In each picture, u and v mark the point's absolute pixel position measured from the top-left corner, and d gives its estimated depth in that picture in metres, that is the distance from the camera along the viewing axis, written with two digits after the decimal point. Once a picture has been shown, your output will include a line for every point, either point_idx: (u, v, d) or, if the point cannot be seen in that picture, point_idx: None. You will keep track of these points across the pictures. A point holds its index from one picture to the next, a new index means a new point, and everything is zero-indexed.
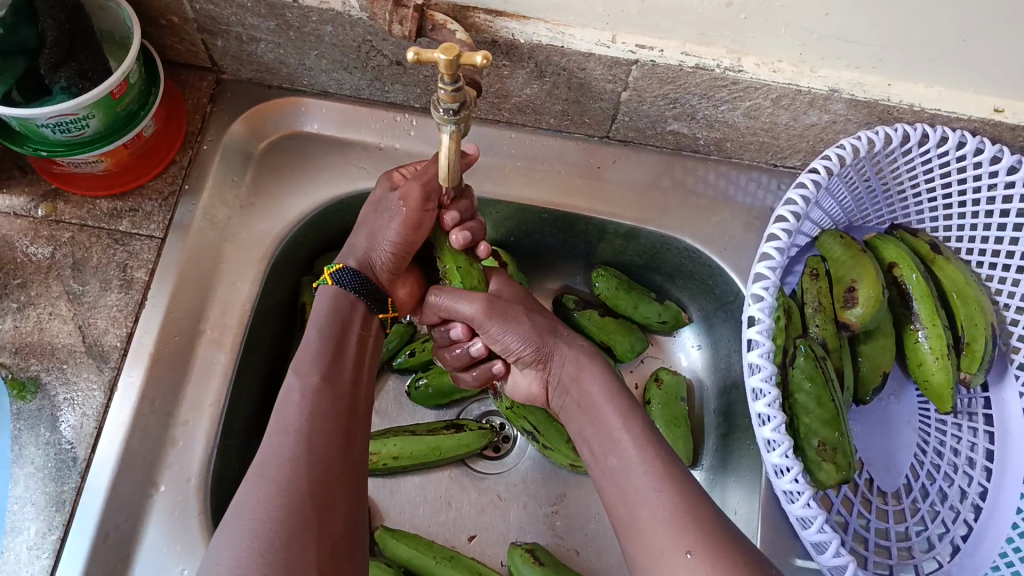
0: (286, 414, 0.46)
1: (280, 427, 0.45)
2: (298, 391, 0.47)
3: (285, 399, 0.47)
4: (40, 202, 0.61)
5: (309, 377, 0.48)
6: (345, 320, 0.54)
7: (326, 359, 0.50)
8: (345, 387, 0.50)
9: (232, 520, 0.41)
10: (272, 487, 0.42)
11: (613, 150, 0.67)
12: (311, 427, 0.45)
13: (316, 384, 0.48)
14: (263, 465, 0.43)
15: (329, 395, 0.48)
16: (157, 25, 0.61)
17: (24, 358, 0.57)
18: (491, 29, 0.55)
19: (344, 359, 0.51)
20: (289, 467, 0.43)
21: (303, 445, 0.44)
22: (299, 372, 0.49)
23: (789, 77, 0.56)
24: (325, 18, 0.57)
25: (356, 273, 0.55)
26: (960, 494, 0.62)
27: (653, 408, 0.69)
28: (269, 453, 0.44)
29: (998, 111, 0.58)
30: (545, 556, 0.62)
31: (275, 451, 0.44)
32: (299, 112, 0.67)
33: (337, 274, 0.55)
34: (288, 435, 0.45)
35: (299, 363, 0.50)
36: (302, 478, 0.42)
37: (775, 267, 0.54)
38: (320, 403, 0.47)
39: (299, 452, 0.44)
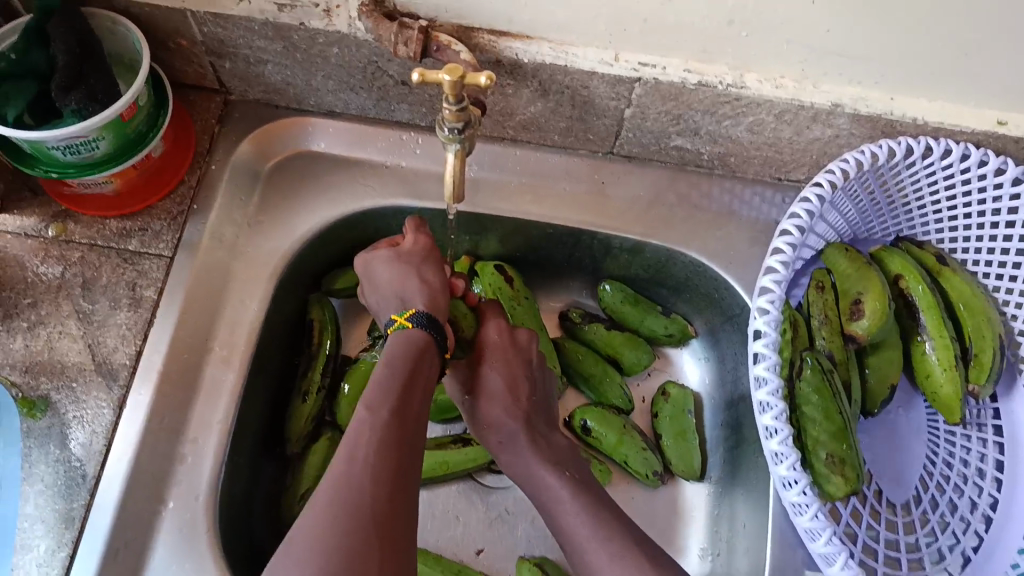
0: (355, 444, 0.45)
1: (348, 457, 0.44)
2: (369, 423, 0.46)
3: (353, 430, 0.46)
4: (51, 223, 0.62)
5: (379, 411, 0.47)
6: (421, 354, 0.51)
7: (398, 388, 0.48)
8: (411, 420, 0.48)
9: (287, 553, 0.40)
10: (339, 521, 0.41)
11: (618, 166, 0.67)
12: (378, 461, 0.44)
13: (386, 418, 0.46)
14: (326, 496, 0.42)
15: (397, 430, 0.46)
16: (167, 48, 0.62)
17: (35, 376, 0.58)
18: (495, 49, 0.56)
19: (414, 394, 0.49)
20: (354, 496, 0.42)
21: (369, 478, 0.43)
22: (370, 404, 0.47)
23: (791, 92, 0.57)
24: (332, 40, 0.58)
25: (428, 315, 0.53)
26: (971, 505, 0.61)
27: (661, 422, 0.69)
28: (335, 483, 0.43)
29: (1000, 123, 0.58)
30: (555, 573, 0.62)
31: (341, 482, 0.43)
32: (306, 131, 0.68)
33: (412, 317, 0.52)
34: (356, 466, 0.43)
35: (370, 394, 0.48)
36: (368, 514, 0.41)
37: (781, 281, 0.54)
38: (390, 438, 0.45)
39: (366, 485, 0.43)
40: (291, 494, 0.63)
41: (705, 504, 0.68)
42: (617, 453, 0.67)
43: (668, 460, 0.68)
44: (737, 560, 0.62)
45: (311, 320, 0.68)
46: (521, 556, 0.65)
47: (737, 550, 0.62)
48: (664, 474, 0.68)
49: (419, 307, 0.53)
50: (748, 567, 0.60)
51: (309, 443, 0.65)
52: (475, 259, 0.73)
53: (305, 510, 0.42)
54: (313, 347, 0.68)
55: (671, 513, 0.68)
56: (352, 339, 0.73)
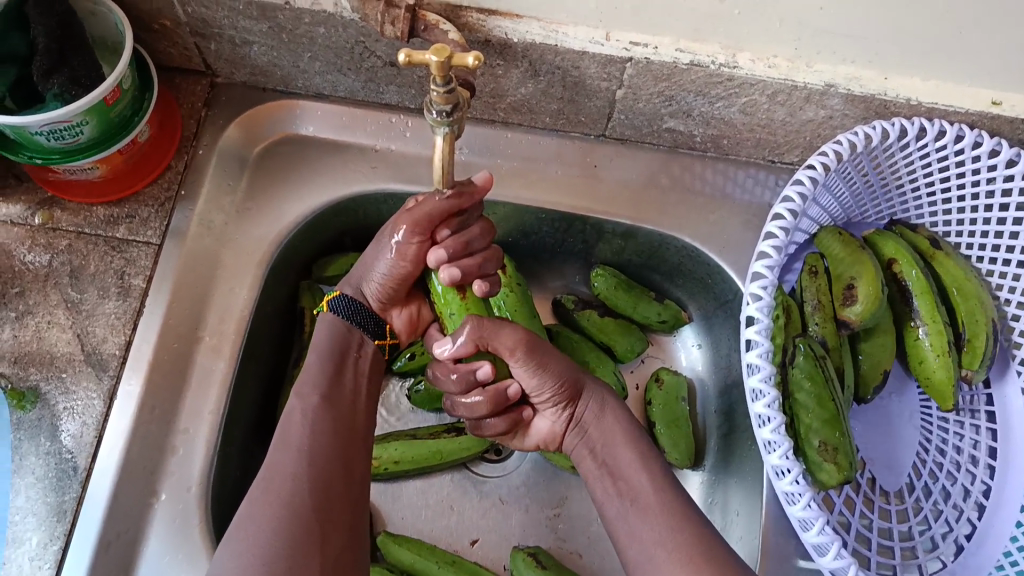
0: (287, 433, 0.48)
1: (281, 445, 0.47)
2: (298, 411, 0.49)
3: (286, 418, 0.49)
4: (37, 211, 0.61)
5: (310, 398, 0.50)
6: (344, 345, 0.55)
7: (327, 378, 0.51)
8: (346, 408, 0.51)
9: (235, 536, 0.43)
10: (274, 502, 0.43)
11: (610, 148, 0.67)
12: (312, 445, 0.47)
13: (316, 404, 0.49)
14: (263, 483, 0.45)
15: (330, 414, 0.49)
16: (150, 30, 0.61)
17: (24, 367, 0.57)
18: (484, 28, 0.55)
19: (344, 382, 0.52)
20: (290, 482, 0.44)
21: (304, 462, 0.45)
22: (301, 393, 0.50)
23: (784, 72, 0.56)
24: (318, 20, 0.56)
25: (347, 301, 0.57)
26: (963, 492, 0.62)
27: (654, 409, 0.69)
28: (269, 471, 0.45)
29: (996, 103, 0.57)
30: (548, 560, 0.62)
31: (277, 470, 0.45)
32: (294, 115, 0.67)
33: (332, 300, 0.57)
34: (288, 453, 0.46)
35: (301, 384, 0.51)
36: (303, 492, 0.44)
37: (773, 266, 0.54)
38: (320, 424, 0.48)
39: (302, 470, 0.45)
40: None
41: (698, 492, 0.68)
42: None
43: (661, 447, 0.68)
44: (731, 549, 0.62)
45: (302, 309, 0.68)
46: (514, 546, 0.65)
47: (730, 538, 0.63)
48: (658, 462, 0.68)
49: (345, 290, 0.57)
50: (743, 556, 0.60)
51: None
52: None
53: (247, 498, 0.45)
54: (304, 335, 0.67)
55: None
56: None
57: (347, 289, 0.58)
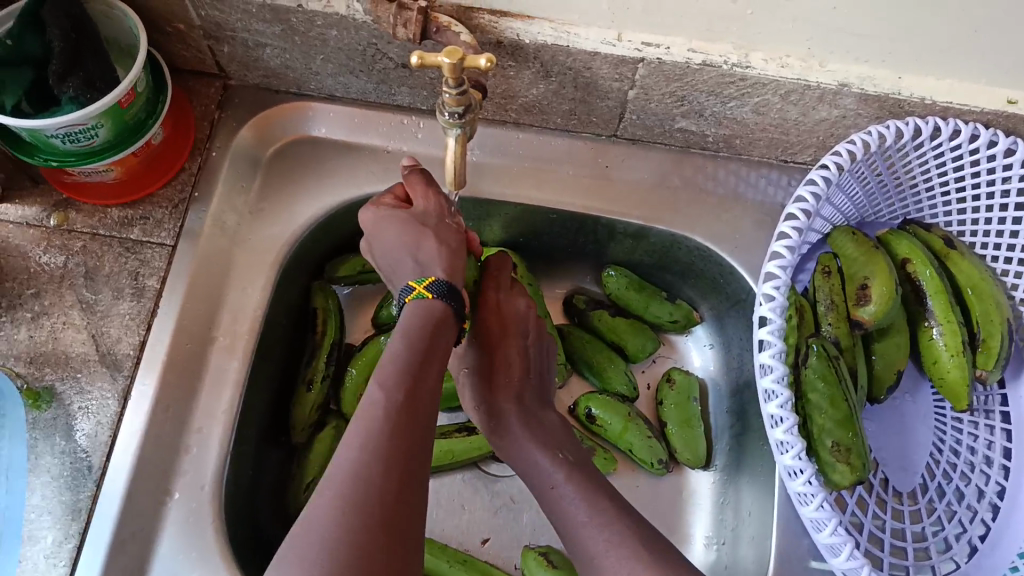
0: (368, 430, 0.42)
1: (359, 445, 0.41)
2: (382, 405, 0.43)
3: (365, 412, 0.43)
4: (52, 212, 0.62)
5: (394, 392, 0.44)
6: (435, 333, 0.47)
7: (413, 370, 0.45)
8: (425, 405, 0.45)
9: (292, 545, 0.39)
10: (343, 514, 0.39)
11: (622, 149, 0.66)
12: (392, 449, 0.41)
13: (401, 401, 0.43)
14: (334, 487, 0.40)
15: (412, 416, 0.44)
16: (164, 33, 0.61)
17: (39, 367, 0.58)
18: (496, 29, 0.55)
19: (429, 376, 0.46)
20: (361, 489, 0.40)
21: (380, 467, 0.41)
22: (383, 384, 0.44)
23: (798, 72, 0.56)
24: (330, 22, 0.57)
25: (449, 283, 0.50)
26: (977, 493, 0.62)
27: (667, 410, 0.69)
28: (343, 475, 0.40)
29: (1011, 102, 0.57)
30: (560, 559, 0.62)
31: (349, 472, 0.40)
32: (306, 117, 0.67)
33: (433, 286, 0.50)
34: (367, 456, 0.41)
35: (383, 372, 0.45)
36: (375, 503, 0.39)
37: (786, 266, 0.53)
38: (403, 424, 0.43)
39: (375, 477, 0.40)
40: (297, 483, 0.64)
41: (711, 491, 0.68)
42: (622, 441, 0.67)
43: (672, 447, 0.68)
44: (742, 549, 0.62)
45: (313, 309, 0.68)
46: (525, 546, 0.66)
47: (742, 538, 0.63)
48: (669, 462, 0.68)
49: (439, 274, 0.50)
50: (754, 557, 0.60)
51: (313, 433, 0.66)
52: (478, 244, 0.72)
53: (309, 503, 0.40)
54: (316, 335, 0.68)
55: (675, 502, 0.68)
56: (356, 326, 0.73)
57: (437, 270, 0.51)
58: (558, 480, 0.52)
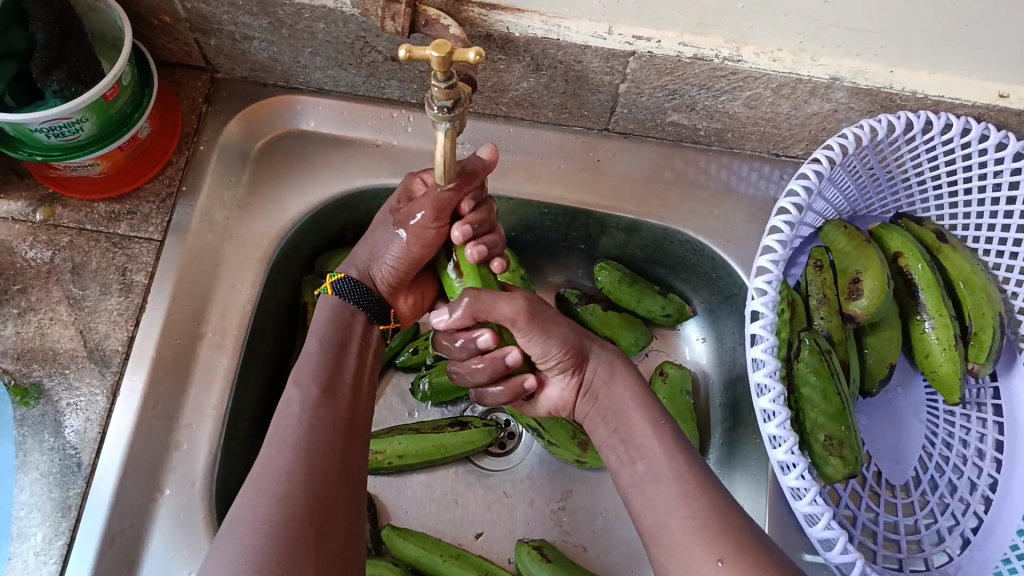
0: (284, 426, 0.47)
1: (280, 441, 0.46)
2: (296, 402, 0.48)
3: (285, 409, 0.48)
4: (38, 207, 0.61)
5: (309, 389, 0.49)
6: (347, 331, 0.54)
7: (326, 371, 0.50)
8: (344, 399, 0.50)
9: (226, 536, 0.41)
10: (268, 500, 0.42)
11: (613, 142, 0.66)
12: (310, 441, 0.46)
13: (316, 396, 0.49)
14: (258, 480, 0.44)
15: (329, 407, 0.48)
16: (149, 26, 0.61)
17: (26, 363, 0.57)
18: (486, 22, 0.54)
19: (345, 371, 0.52)
20: (284, 477, 0.43)
21: (299, 458, 0.44)
22: (299, 384, 0.49)
23: (789, 65, 0.55)
24: (318, 15, 0.56)
25: (355, 282, 0.56)
26: (970, 486, 0.62)
27: (658, 403, 0.68)
28: (265, 467, 0.44)
29: (1003, 96, 0.57)
30: (553, 553, 0.62)
31: (271, 465, 0.44)
32: (295, 110, 0.67)
33: (337, 282, 0.56)
34: (284, 447, 0.45)
35: (300, 373, 0.50)
36: (298, 489, 0.43)
37: (778, 261, 0.53)
38: (319, 415, 0.47)
39: (296, 466, 0.44)
40: None
41: None
42: None
43: None
44: None
45: (304, 304, 0.68)
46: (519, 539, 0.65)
47: None
48: None
49: (349, 273, 0.56)
50: None
51: None
52: None
53: (239, 495, 0.44)
54: None
55: None
56: None
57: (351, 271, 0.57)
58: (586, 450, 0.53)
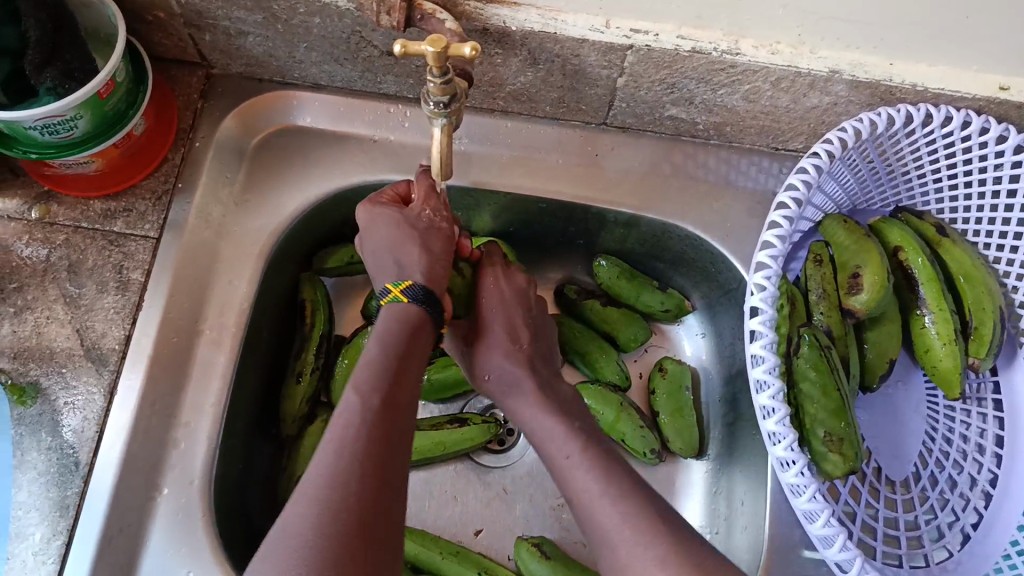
0: (342, 435, 0.43)
1: (336, 452, 0.42)
2: (357, 411, 0.44)
3: (340, 417, 0.44)
4: (34, 205, 0.61)
5: (370, 399, 0.45)
6: (414, 335, 0.49)
7: (388, 379, 0.46)
8: (401, 410, 0.46)
9: (268, 554, 0.39)
10: (320, 521, 0.39)
11: (612, 137, 0.66)
12: (367, 456, 0.42)
13: (376, 407, 0.45)
14: (311, 494, 0.40)
15: (387, 419, 0.45)
16: (144, 22, 0.60)
17: (24, 362, 0.57)
18: (482, 16, 0.54)
19: (403, 381, 0.47)
20: (337, 496, 0.40)
21: (355, 475, 0.41)
22: (360, 390, 0.45)
23: (788, 58, 0.55)
24: (313, 9, 0.55)
25: (426, 288, 0.51)
26: (970, 481, 0.61)
27: (658, 399, 0.69)
28: (321, 480, 0.41)
29: (1003, 89, 0.56)
30: (552, 549, 0.62)
31: (326, 479, 0.41)
32: (291, 106, 0.66)
33: (408, 288, 0.51)
34: (342, 460, 0.42)
35: (360, 379, 0.46)
36: (350, 511, 0.40)
37: (777, 256, 0.53)
38: (378, 427, 0.44)
39: (350, 482, 0.41)
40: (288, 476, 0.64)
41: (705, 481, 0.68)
42: (615, 431, 0.67)
43: (665, 436, 0.68)
44: (736, 538, 0.62)
45: (302, 301, 0.67)
46: (519, 536, 0.65)
47: (736, 527, 0.63)
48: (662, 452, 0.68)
49: (418, 277, 0.51)
50: (747, 547, 0.60)
51: (304, 426, 0.66)
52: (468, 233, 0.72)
53: (285, 508, 0.41)
54: (305, 327, 0.67)
55: (669, 490, 0.68)
56: (346, 317, 0.73)
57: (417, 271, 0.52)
58: (572, 450, 0.52)
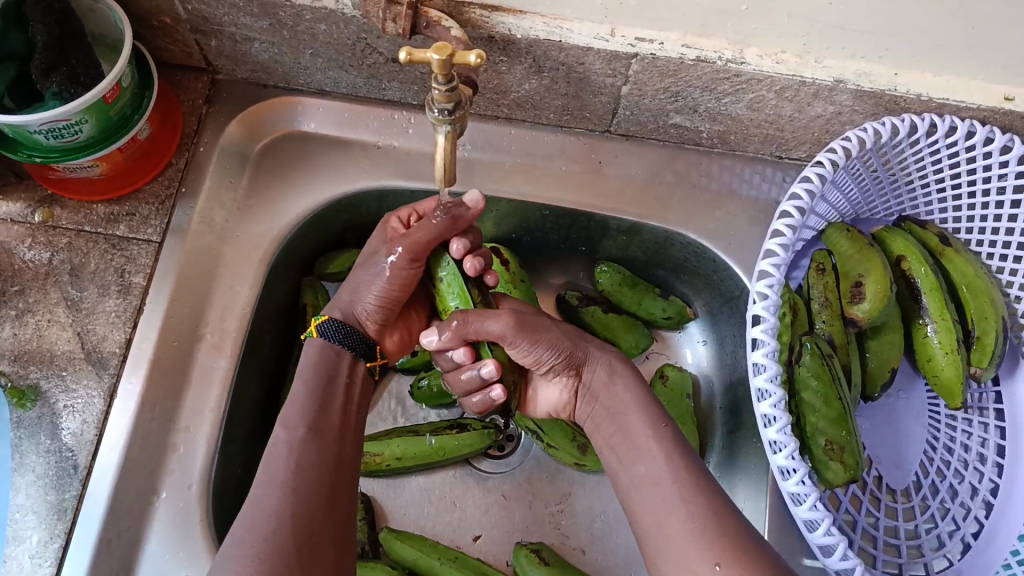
0: (273, 468, 0.46)
1: (267, 482, 0.45)
2: (284, 442, 0.47)
3: (271, 450, 0.47)
4: (36, 208, 0.61)
5: (297, 428, 0.48)
6: (332, 369, 0.53)
7: (314, 409, 0.49)
8: (333, 435, 0.49)
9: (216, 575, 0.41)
10: (254, 543, 0.42)
11: (615, 144, 0.66)
12: (297, 481, 0.45)
13: (302, 436, 0.48)
14: (246, 521, 0.43)
15: (318, 446, 0.48)
16: (150, 27, 0.60)
17: (24, 365, 0.57)
18: (488, 24, 0.54)
19: (332, 410, 0.50)
20: (273, 521, 0.43)
21: (286, 500, 0.44)
22: (287, 424, 0.48)
23: (793, 68, 0.55)
24: (318, 16, 0.56)
25: (340, 324, 0.54)
26: (972, 491, 0.61)
27: (659, 406, 0.68)
28: (252, 508, 0.44)
29: (1007, 100, 0.56)
30: (552, 556, 0.62)
31: (257, 508, 0.44)
32: (295, 111, 0.66)
33: (320, 325, 0.54)
34: (271, 490, 0.45)
35: (288, 413, 0.49)
36: (285, 532, 0.42)
37: (780, 264, 0.53)
38: (309, 453, 0.47)
39: (282, 508, 0.44)
40: None
41: None
42: None
43: None
44: None
45: (304, 305, 0.67)
46: (518, 543, 0.65)
47: None
48: None
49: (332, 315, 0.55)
50: None
51: None
52: None
53: (229, 534, 0.44)
54: (307, 332, 0.67)
55: None
56: None
57: (335, 314, 0.56)
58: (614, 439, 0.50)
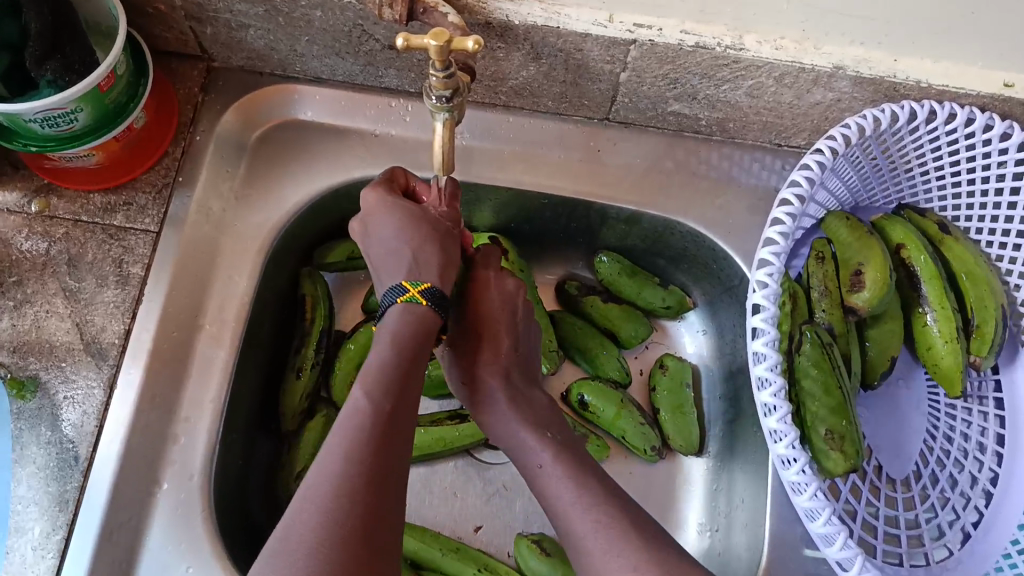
0: (349, 439, 0.41)
1: (344, 458, 0.40)
2: (369, 415, 0.42)
3: (349, 419, 0.42)
4: (33, 199, 0.60)
5: (382, 403, 0.43)
6: (423, 340, 0.46)
7: (398, 383, 0.44)
8: (407, 416, 0.44)
9: (275, 552, 0.38)
10: (326, 525, 0.38)
11: (614, 132, 0.65)
12: (376, 462, 0.40)
13: (387, 413, 0.42)
14: (320, 496, 0.39)
15: (393, 428, 0.42)
16: (144, 14, 0.60)
17: (23, 356, 0.57)
18: (485, 10, 0.53)
19: (409, 388, 0.45)
20: (344, 504, 0.38)
21: (364, 482, 0.40)
22: (368, 392, 0.43)
23: (792, 54, 0.55)
24: (315, 3, 0.55)
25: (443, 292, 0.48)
26: (971, 480, 0.61)
27: (659, 395, 0.69)
28: (329, 483, 0.39)
29: (1007, 86, 0.56)
30: (552, 546, 0.62)
31: (332, 485, 0.39)
32: (292, 100, 0.66)
33: (427, 291, 0.47)
34: (352, 467, 0.40)
35: (368, 380, 0.44)
36: (356, 518, 0.38)
37: (780, 252, 0.53)
38: (387, 434, 0.42)
39: (358, 488, 0.39)
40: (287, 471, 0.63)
41: (704, 478, 0.68)
42: (615, 427, 0.67)
43: (665, 433, 0.68)
44: (735, 535, 0.62)
45: (302, 295, 0.67)
46: (519, 533, 0.65)
47: (735, 524, 0.63)
48: (662, 448, 0.67)
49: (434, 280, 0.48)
50: (747, 544, 0.60)
51: (304, 421, 0.65)
52: (468, 229, 0.71)
53: (290, 507, 0.39)
54: (305, 322, 0.67)
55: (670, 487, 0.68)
56: (346, 312, 0.72)
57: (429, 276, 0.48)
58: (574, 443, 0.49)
